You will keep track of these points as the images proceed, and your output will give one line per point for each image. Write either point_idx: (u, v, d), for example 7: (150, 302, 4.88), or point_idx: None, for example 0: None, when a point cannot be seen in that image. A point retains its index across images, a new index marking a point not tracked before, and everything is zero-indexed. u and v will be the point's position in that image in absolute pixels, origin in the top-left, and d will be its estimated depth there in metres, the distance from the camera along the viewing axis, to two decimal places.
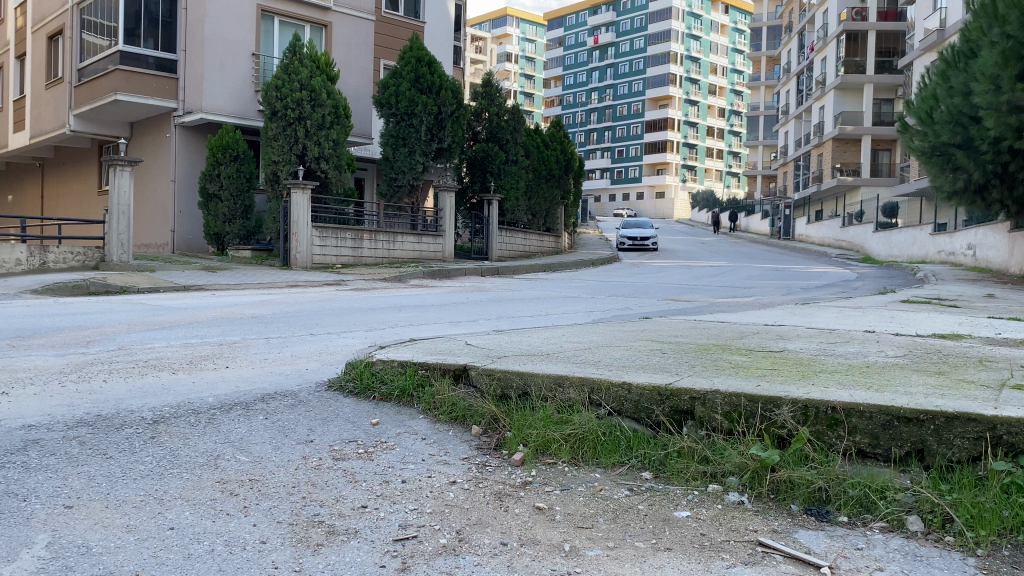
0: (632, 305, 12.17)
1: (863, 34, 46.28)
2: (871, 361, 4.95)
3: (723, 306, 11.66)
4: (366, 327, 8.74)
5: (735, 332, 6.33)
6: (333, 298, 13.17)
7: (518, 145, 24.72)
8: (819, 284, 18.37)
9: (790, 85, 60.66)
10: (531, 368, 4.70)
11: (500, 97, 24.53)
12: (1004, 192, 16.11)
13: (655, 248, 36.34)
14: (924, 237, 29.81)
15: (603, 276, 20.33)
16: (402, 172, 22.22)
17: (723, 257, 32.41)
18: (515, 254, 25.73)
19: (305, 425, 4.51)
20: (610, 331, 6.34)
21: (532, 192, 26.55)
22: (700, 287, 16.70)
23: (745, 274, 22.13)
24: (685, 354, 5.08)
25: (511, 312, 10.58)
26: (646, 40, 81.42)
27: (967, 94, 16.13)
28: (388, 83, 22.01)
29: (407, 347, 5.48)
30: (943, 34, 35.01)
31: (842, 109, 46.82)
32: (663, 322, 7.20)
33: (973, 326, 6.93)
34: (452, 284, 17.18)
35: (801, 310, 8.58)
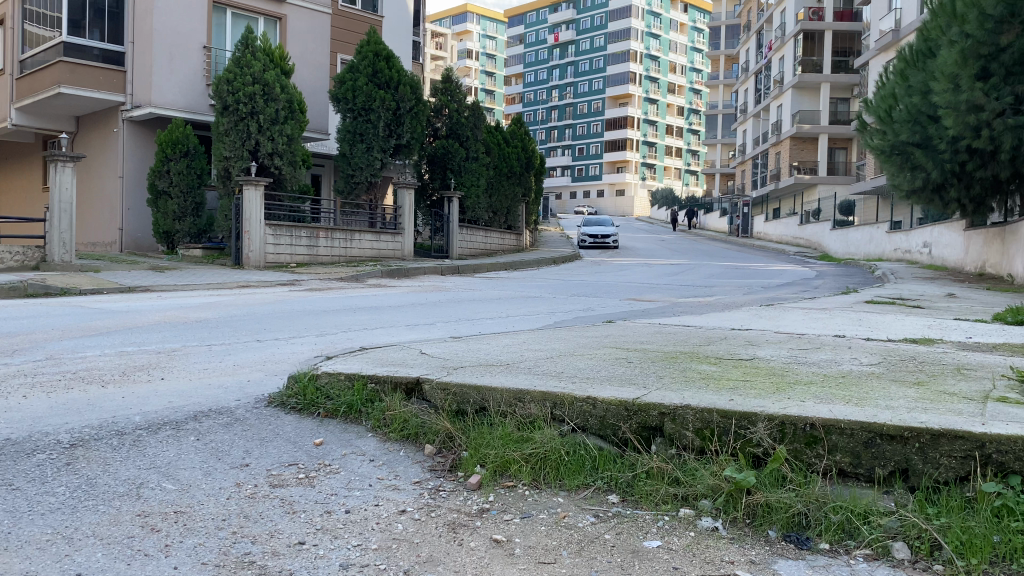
0: (594, 306, 11.89)
1: (820, 34, 46.71)
2: (847, 371, 4.71)
3: (687, 306, 11.45)
4: (319, 332, 8.32)
5: (703, 337, 6.07)
6: (285, 300, 12.69)
7: (479, 142, 24.34)
8: (780, 282, 18.32)
9: (748, 84, 61.18)
10: (488, 382, 4.36)
11: (460, 93, 24.14)
12: (961, 190, 16.23)
13: (616, 245, 36.25)
14: (881, 235, 30.11)
15: (564, 276, 20.07)
16: (359, 168, 21.75)
17: (684, 255, 32.40)
18: (476, 252, 25.36)
19: (241, 448, 4.12)
20: (574, 337, 6.03)
21: (493, 189, 26.20)
22: (662, 286, 16.52)
23: (706, 272, 22.05)
24: (653, 364, 4.78)
25: (471, 314, 10.22)
26: (607, 37, 81.54)
27: (925, 93, 16.17)
28: (344, 77, 21.47)
29: (356, 357, 5.11)
30: (898, 34, 35.45)
31: (799, 108, 47.21)
32: (627, 327, 6.91)
33: (943, 328, 6.76)
34: (410, 284, 16.77)
35: (766, 312, 8.37)
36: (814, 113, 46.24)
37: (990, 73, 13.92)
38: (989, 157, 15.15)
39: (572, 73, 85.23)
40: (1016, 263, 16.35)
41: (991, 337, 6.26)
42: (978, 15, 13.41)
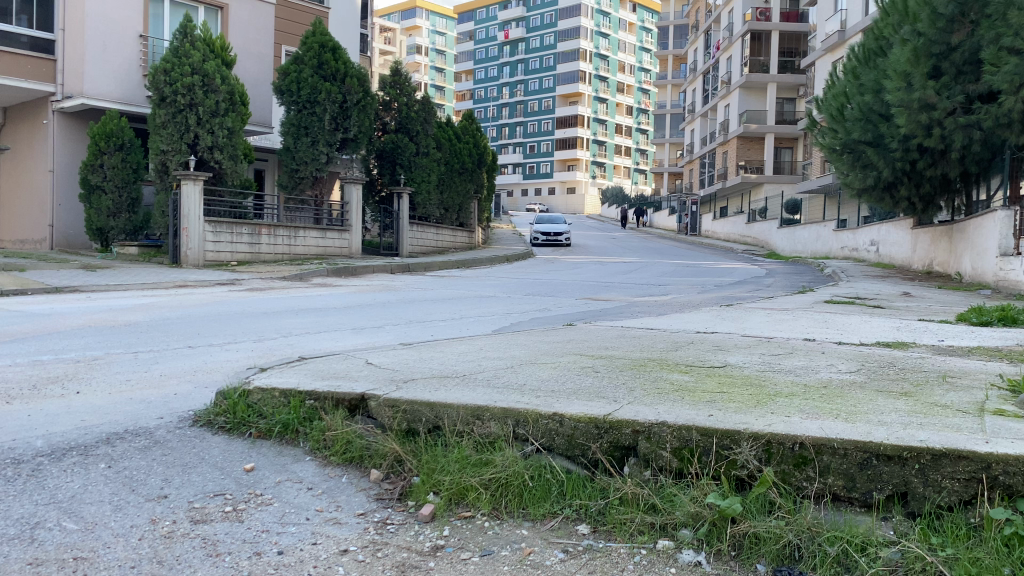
0: (550, 306, 11.51)
1: (767, 34, 47.13)
2: (827, 379, 4.39)
3: (644, 307, 11.14)
4: (259, 337, 7.78)
5: (668, 341, 5.71)
6: (225, 302, 12.03)
7: (429, 136, 23.88)
8: (733, 280, 18.24)
9: (696, 84, 61.55)
10: (441, 397, 3.92)
11: (409, 87, 23.62)
12: (911, 189, 16.43)
13: (568, 243, 36.04)
14: (828, 234, 30.42)
15: (516, 274, 19.69)
16: (304, 163, 21.09)
17: (635, 253, 32.32)
18: (427, 250, 24.80)
19: (159, 476, 3.61)
20: (532, 343, 5.62)
21: (444, 186, 25.62)
22: (615, 286, 16.25)
23: (659, 271, 21.89)
24: (621, 373, 4.40)
25: (422, 317, 9.76)
26: (556, 35, 81.42)
27: (877, 91, 16.23)
28: (288, 69, 20.81)
29: (294, 368, 4.62)
30: (845, 34, 35.91)
31: (747, 108, 47.60)
32: (587, 330, 6.53)
33: (913, 330, 6.54)
34: (358, 283, 16.19)
35: (728, 314, 8.08)
36: (762, 112, 46.68)
37: (941, 72, 14.02)
38: (939, 156, 15.29)
39: (522, 70, 84.94)
40: (964, 260, 16.48)
41: (962, 340, 6.04)
42: (930, 14, 13.62)
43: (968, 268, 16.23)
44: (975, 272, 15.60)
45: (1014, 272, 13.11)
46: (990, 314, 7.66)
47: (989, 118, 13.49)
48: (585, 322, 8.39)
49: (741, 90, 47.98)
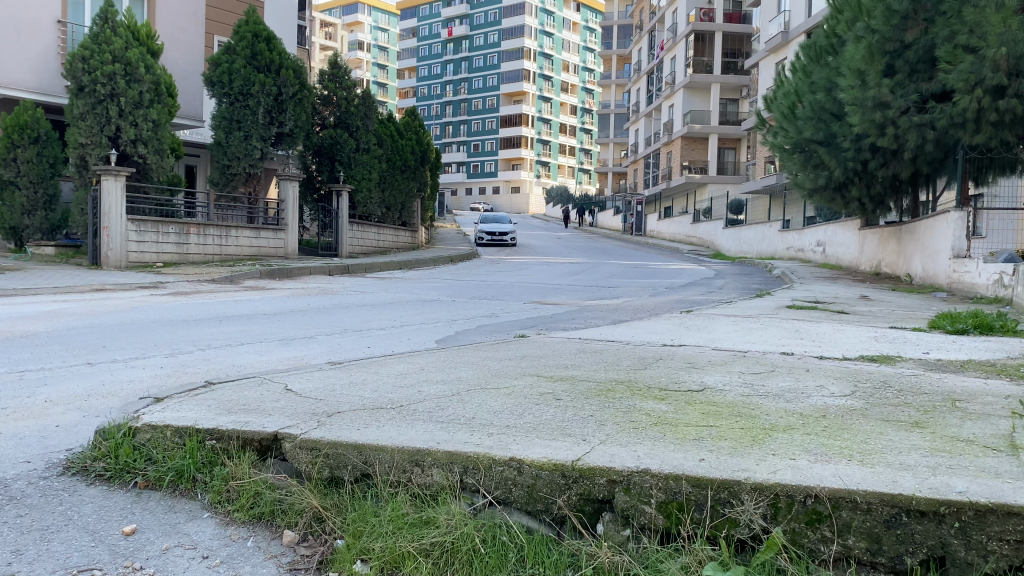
0: (497, 311, 10.84)
1: (710, 34, 47.22)
2: (821, 407, 3.81)
3: (597, 312, 10.55)
4: (174, 350, 6.92)
5: (633, 357, 5.07)
6: (144, 307, 11.04)
7: (369, 132, 22.98)
8: (684, 282, 17.81)
9: (640, 84, 61.63)
10: (372, 436, 3.21)
11: (349, 81, 22.60)
12: (862, 189, 16.25)
13: (513, 243, 35.46)
14: (773, 234, 30.42)
15: (460, 276, 18.94)
16: (236, 158, 20.02)
17: (581, 253, 31.89)
18: (368, 250, 23.86)
19: (8, 547, 2.79)
20: (479, 359, 4.94)
21: (386, 183, 24.70)
22: (564, 288, 15.67)
23: (607, 272, 21.39)
24: (587, 400, 3.74)
25: (360, 324, 8.97)
26: (501, 33, 80.81)
27: (829, 90, 16.06)
28: (219, 59, 19.74)
29: (196, 399, 3.84)
30: (788, 36, 36.08)
31: (691, 108, 47.66)
32: (542, 342, 5.87)
33: (894, 341, 6.05)
34: (293, 286, 15.26)
35: (689, 321, 7.52)
36: (705, 113, 46.79)
37: (895, 70, 13.86)
38: (890, 156, 15.16)
39: (466, 68, 84.10)
40: (914, 262, 16.35)
41: (948, 353, 5.56)
42: (884, 11, 13.47)
43: (918, 270, 16.11)
44: (926, 274, 15.46)
45: (968, 274, 12.90)
46: (964, 322, 7.24)
47: (943, 118, 13.28)
48: (535, 331, 7.74)
49: (685, 91, 48.05)
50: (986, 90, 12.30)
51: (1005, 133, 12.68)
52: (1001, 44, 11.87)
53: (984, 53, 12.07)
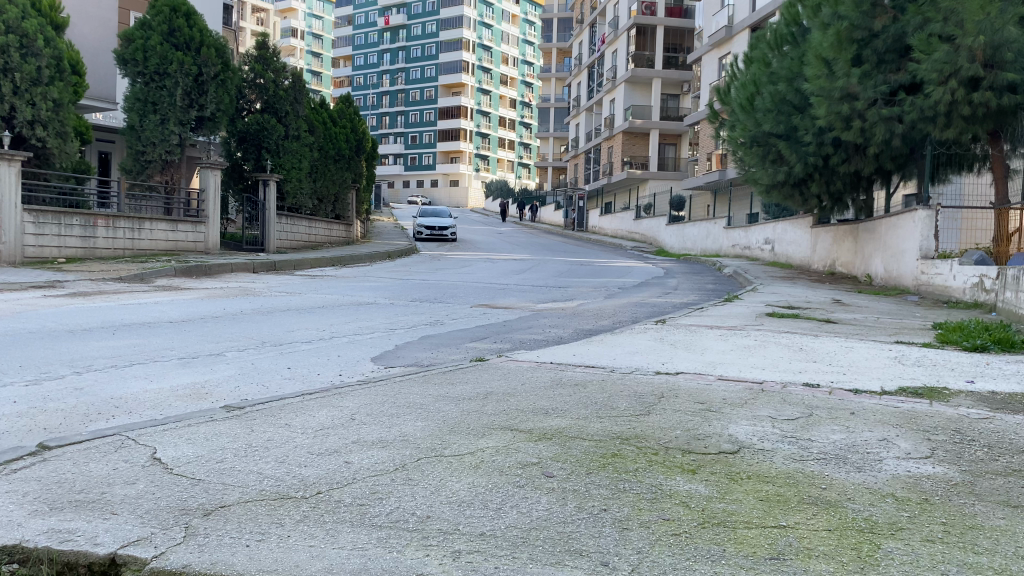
0: (442, 317, 9.63)
1: (651, 29, 46.58)
2: (913, 482, 2.72)
3: (554, 319, 9.41)
4: (40, 375, 5.50)
5: (626, 394, 3.94)
6: (29, 311, 9.49)
7: (299, 119, 21.44)
8: (636, 282, 16.88)
9: (580, 78, 60.85)
10: (268, 564, 2.00)
11: (278, 64, 21.16)
12: (821, 185, 15.62)
13: (453, 238, 34.17)
14: (717, 231, 29.80)
15: (397, 274, 17.60)
16: (152, 143, 18.34)
17: (524, 249, 30.79)
18: (298, 244, 22.29)
19: None
20: (429, 401, 3.74)
21: (317, 173, 23.17)
22: (511, 288, 14.54)
23: (554, 270, 20.36)
24: (592, 479, 2.61)
25: (282, 336, 7.64)
26: (439, 23, 79.09)
27: (791, 80, 15.32)
28: (133, 35, 18.03)
29: (8, 483, 2.55)
30: (732, 30, 35.66)
31: (632, 103, 47.04)
32: (506, 368, 4.71)
33: (924, 365, 5.04)
34: (211, 285, 13.72)
35: (670, 334, 6.45)
36: (646, 108, 46.19)
37: (861, 59, 13.13)
38: (853, 151, 14.52)
39: (403, 58, 82.17)
40: (873, 263, 15.75)
41: (998, 383, 4.55)
42: None
43: (878, 270, 15.48)
44: (888, 275, 14.85)
45: (938, 277, 12.20)
46: (979, 337, 6.31)
47: (912, 111, 12.56)
48: (488, 351, 6.56)
49: (626, 86, 47.38)
50: (959, 82, 11.54)
51: (977, 128, 11.98)
52: (979, 33, 11.07)
53: (960, 41, 11.30)
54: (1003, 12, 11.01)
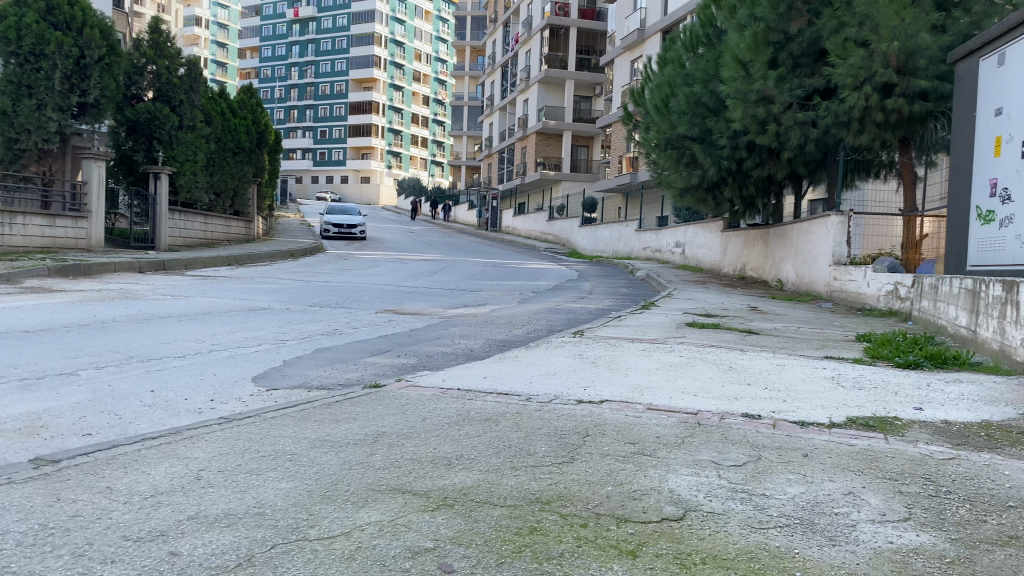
0: (341, 326, 8.84)
1: (564, 30, 46.42)
2: (901, 561, 2.19)
3: (464, 328, 8.75)
4: None
5: (544, 433, 3.31)
6: None
7: (195, 108, 20.08)
8: (549, 285, 16.38)
9: (493, 76, 60.33)
10: None
11: (173, 50, 19.79)
12: (735, 190, 15.50)
13: (361, 237, 33.05)
14: (629, 234, 29.72)
15: (297, 276, 16.58)
16: (27, 131, 16.70)
17: (435, 249, 29.99)
18: (193, 242, 20.90)
19: None
20: (301, 448, 3.04)
21: (214, 166, 21.79)
22: (420, 292, 13.81)
23: (465, 272, 19.70)
24: (504, 573, 1.97)
25: (153, 349, 6.73)
26: (350, 17, 77.24)
27: (706, 82, 15.11)
28: (5, 11, 16.43)
29: None
30: (644, 33, 35.79)
31: (545, 103, 46.81)
32: (404, 397, 4.01)
33: (865, 389, 4.59)
34: (87, 286, 12.47)
35: (590, 350, 5.87)
36: (559, 109, 46.04)
37: (777, 63, 13.00)
38: (767, 156, 14.43)
39: (312, 51, 79.90)
40: (784, 268, 15.73)
41: (949, 411, 4.13)
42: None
43: (789, 275, 15.46)
44: (799, 280, 14.82)
45: (851, 284, 12.13)
46: (911, 353, 5.98)
47: (826, 116, 12.46)
48: (388, 371, 5.86)
49: (540, 86, 47.10)
50: (873, 87, 11.47)
51: (888, 135, 11.95)
52: (894, 38, 11.02)
53: (874, 47, 11.23)
54: (917, 19, 10.98)
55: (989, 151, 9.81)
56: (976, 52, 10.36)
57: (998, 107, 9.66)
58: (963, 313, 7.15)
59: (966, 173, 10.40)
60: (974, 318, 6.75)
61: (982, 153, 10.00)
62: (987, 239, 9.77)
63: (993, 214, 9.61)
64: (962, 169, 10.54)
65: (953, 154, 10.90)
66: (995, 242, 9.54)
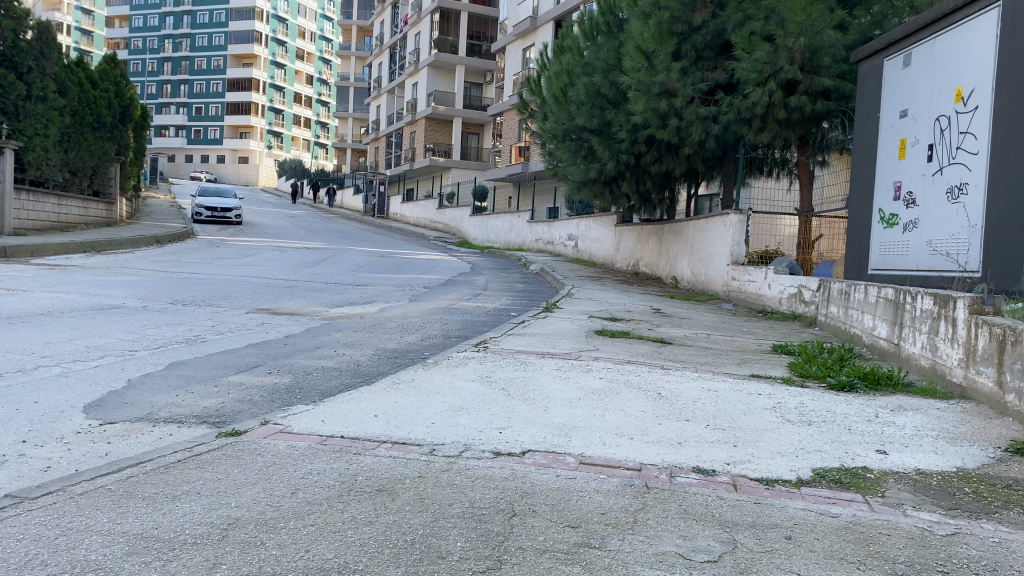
0: (207, 332, 7.74)
1: (455, 14, 45.33)
2: None
3: (348, 335, 7.83)
4: None
5: (457, 514, 2.51)
6: None
7: (46, 77, 18.06)
8: (440, 279, 15.54)
9: (380, 58, 58.51)
10: None
11: (19, 10, 17.63)
12: (632, 185, 15.12)
13: (237, 221, 31.11)
14: (520, 225, 29.22)
15: (163, 266, 15.04)
16: None
17: (319, 237, 28.53)
18: (43, 226, 18.81)
19: None
20: (113, 557, 2.12)
21: (69, 141, 19.69)
22: (300, 287, 12.69)
23: (350, 263, 18.58)
24: None
25: None
26: None
27: (606, 72, 14.58)
28: None
29: None
30: (536, 21, 35.16)
31: (435, 88, 45.68)
32: (272, 454, 3.11)
33: (815, 423, 4.05)
34: None
35: (497, 371, 5.09)
36: (449, 94, 45.01)
37: (680, 55, 12.62)
38: (665, 151, 14.07)
39: (188, 23, 75.45)
40: (679, 265, 15.50)
41: (914, 455, 3.60)
42: None
43: (684, 273, 15.25)
44: (694, 278, 14.60)
45: (751, 284, 11.91)
46: (840, 372, 5.55)
47: (728, 112, 12.15)
48: (257, 403, 4.91)
49: (429, 70, 45.89)
50: (777, 84, 11.21)
51: (789, 133, 11.74)
52: (800, 34, 10.73)
53: (780, 42, 10.95)
54: (822, 16, 10.71)
55: (894, 153, 9.68)
56: (880, 51, 10.19)
57: (903, 109, 9.51)
58: (883, 325, 6.82)
59: (869, 175, 10.27)
60: (897, 331, 6.44)
61: (886, 156, 9.86)
62: (890, 243, 9.66)
63: (897, 217, 9.48)
64: (865, 172, 10.40)
65: (854, 155, 10.76)
66: (898, 246, 9.41)
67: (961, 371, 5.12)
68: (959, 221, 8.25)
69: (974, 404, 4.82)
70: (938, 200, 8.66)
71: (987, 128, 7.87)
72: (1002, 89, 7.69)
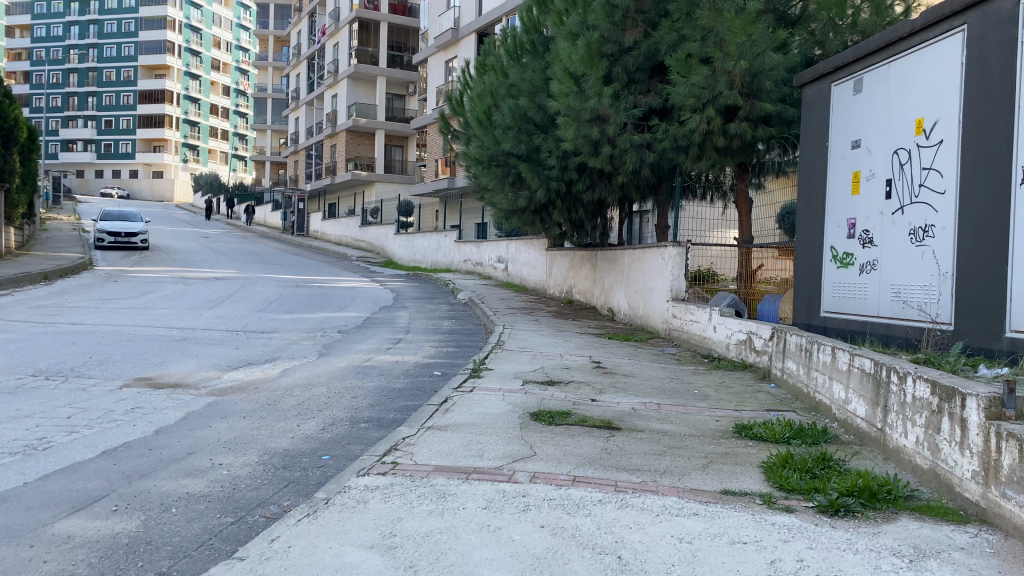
0: (61, 427, 6.35)
1: (374, 24, 43.87)
2: None
3: (236, 423, 6.54)
4: None
5: None
6: None
7: None
8: (358, 318, 14.21)
9: (298, 69, 56.51)
10: None
11: None
12: (563, 212, 14.15)
13: (143, 246, 29.04)
14: (448, 245, 28.06)
15: (42, 314, 13.29)
16: None
17: (232, 262, 26.75)
18: None
19: None
20: None
21: None
22: (196, 339, 11.23)
23: (261, 299, 17.06)
24: None
25: None
26: None
27: (532, 95, 13.60)
28: None
29: None
30: (458, 33, 34.14)
31: (355, 101, 44.12)
32: None
33: None
34: None
35: (408, 517, 3.92)
36: (371, 107, 43.50)
37: (610, 78, 11.68)
38: (598, 178, 13.13)
39: (94, 32, 71.87)
40: (614, 296, 14.58)
41: None
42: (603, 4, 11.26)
43: (620, 304, 14.34)
44: (631, 312, 13.70)
45: (695, 324, 11.00)
46: (830, 481, 4.56)
47: (663, 140, 11.30)
48: None
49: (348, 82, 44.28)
50: (717, 110, 10.33)
51: (727, 162, 10.88)
52: (740, 57, 9.88)
53: (718, 65, 10.10)
54: (763, 36, 9.87)
55: (846, 188, 8.87)
56: (825, 76, 9.40)
57: (855, 139, 8.72)
58: (860, 402, 5.90)
59: (818, 209, 9.46)
60: (878, 412, 5.55)
61: (837, 190, 9.05)
62: (845, 285, 8.85)
63: (852, 257, 8.68)
64: (814, 205, 9.60)
65: (800, 185, 9.95)
66: (855, 289, 8.61)
67: (978, 487, 4.19)
68: (926, 268, 7.44)
69: (1002, 537, 3.90)
70: (901, 242, 7.85)
71: (956, 166, 7.07)
72: (971, 123, 6.91)
